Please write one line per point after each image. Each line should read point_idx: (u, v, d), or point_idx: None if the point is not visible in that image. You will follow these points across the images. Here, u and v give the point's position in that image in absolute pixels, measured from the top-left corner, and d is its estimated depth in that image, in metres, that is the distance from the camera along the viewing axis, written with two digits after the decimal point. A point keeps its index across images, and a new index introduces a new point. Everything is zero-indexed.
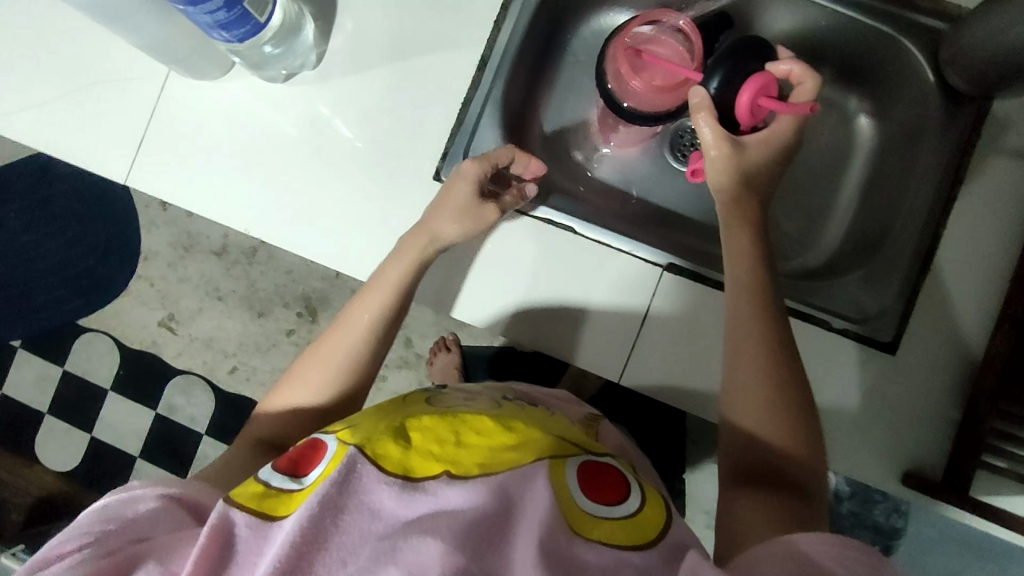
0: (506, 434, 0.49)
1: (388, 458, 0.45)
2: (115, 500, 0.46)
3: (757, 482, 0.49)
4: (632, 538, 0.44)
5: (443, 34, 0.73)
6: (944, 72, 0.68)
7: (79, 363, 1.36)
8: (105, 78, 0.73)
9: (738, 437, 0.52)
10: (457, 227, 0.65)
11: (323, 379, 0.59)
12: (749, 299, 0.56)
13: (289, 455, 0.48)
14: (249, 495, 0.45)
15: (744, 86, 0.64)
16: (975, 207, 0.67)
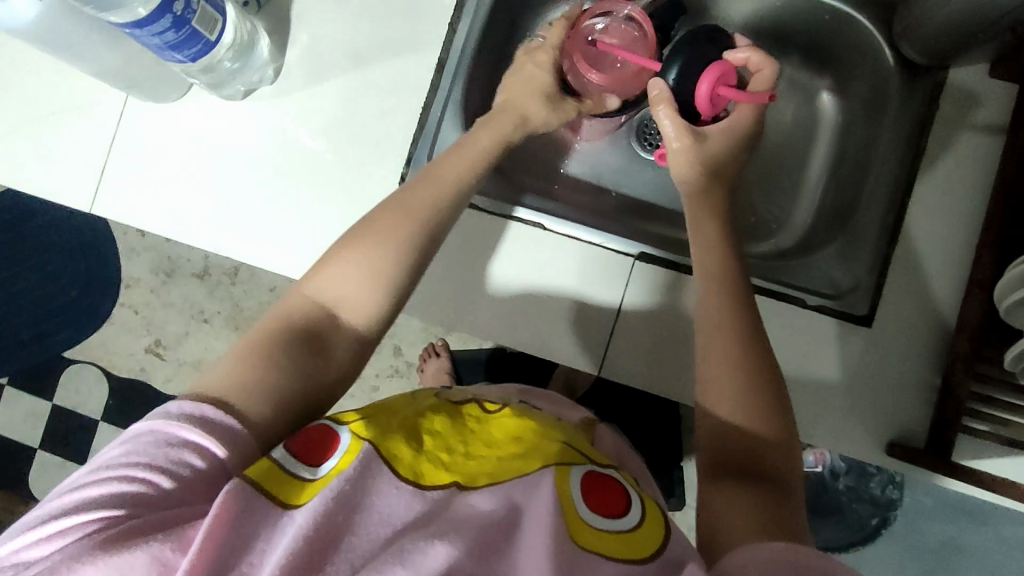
0: (512, 445, 0.52)
1: (402, 459, 0.47)
2: (145, 439, 0.42)
3: (739, 474, 0.49)
4: (643, 551, 0.43)
5: (399, 40, 0.73)
6: (899, 46, 0.68)
7: (68, 396, 1.35)
8: (65, 107, 0.73)
9: (715, 429, 0.52)
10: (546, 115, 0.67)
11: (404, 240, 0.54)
12: (722, 291, 0.56)
13: (302, 433, 0.46)
14: (263, 473, 0.43)
15: (703, 75, 0.65)
16: (940, 175, 0.67)
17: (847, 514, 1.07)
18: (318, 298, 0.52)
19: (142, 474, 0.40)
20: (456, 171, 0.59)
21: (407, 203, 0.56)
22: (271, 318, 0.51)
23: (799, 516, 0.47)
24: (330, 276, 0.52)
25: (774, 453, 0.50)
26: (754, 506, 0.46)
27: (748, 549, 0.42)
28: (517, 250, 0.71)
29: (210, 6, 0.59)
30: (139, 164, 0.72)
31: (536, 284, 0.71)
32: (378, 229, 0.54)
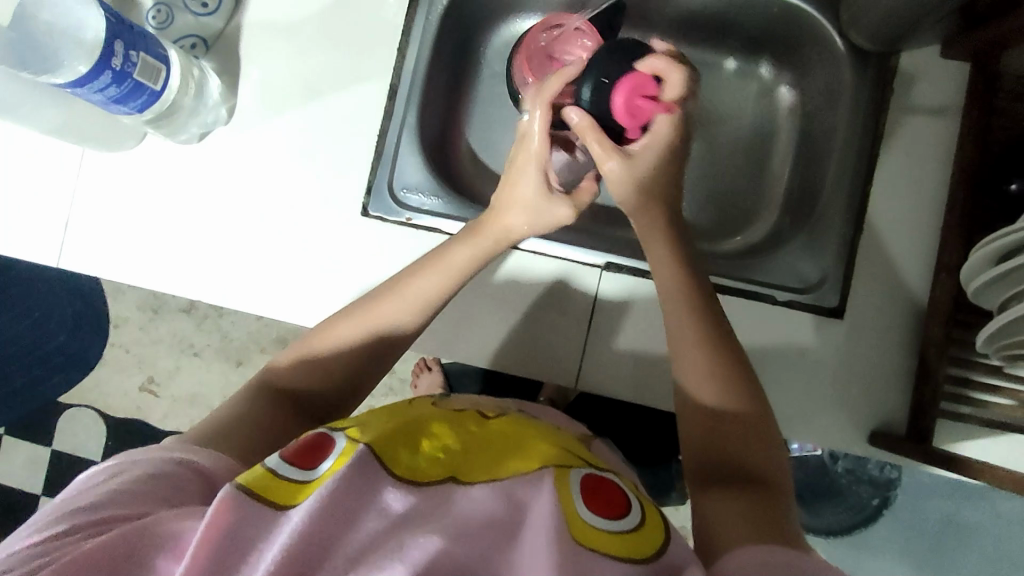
0: (511, 448, 0.51)
1: (398, 459, 0.46)
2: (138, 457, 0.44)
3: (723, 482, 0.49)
4: (644, 551, 0.42)
5: (349, 70, 0.73)
6: (848, 34, 0.68)
7: (67, 440, 1.35)
8: (25, 163, 0.72)
9: (701, 429, 0.52)
10: (540, 219, 0.61)
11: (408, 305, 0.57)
12: (679, 298, 0.56)
13: (297, 442, 0.45)
14: (258, 479, 0.41)
15: (617, 88, 0.60)
16: (899, 160, 0.68)
17: (847, 495, 1.06)
18: (281, 382, 0.55)
19: (133, 479, 0.42)
20: (423, 286, 0.58)
21: (370, 306, 0.57)
22: (234, 398, 0.53)
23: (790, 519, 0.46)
24: (328, 330, 0.57)
25: (756, 459, 0.50)
26: (742, 510, 0.46)
27: (745, 556, 0.41)
28: (493, 270, 0.71)
29: (151, 56, 0.59)
30: (103, 214, 0.72)
31: (507, 301, 0.71)
32: (342, 326, 0.56)
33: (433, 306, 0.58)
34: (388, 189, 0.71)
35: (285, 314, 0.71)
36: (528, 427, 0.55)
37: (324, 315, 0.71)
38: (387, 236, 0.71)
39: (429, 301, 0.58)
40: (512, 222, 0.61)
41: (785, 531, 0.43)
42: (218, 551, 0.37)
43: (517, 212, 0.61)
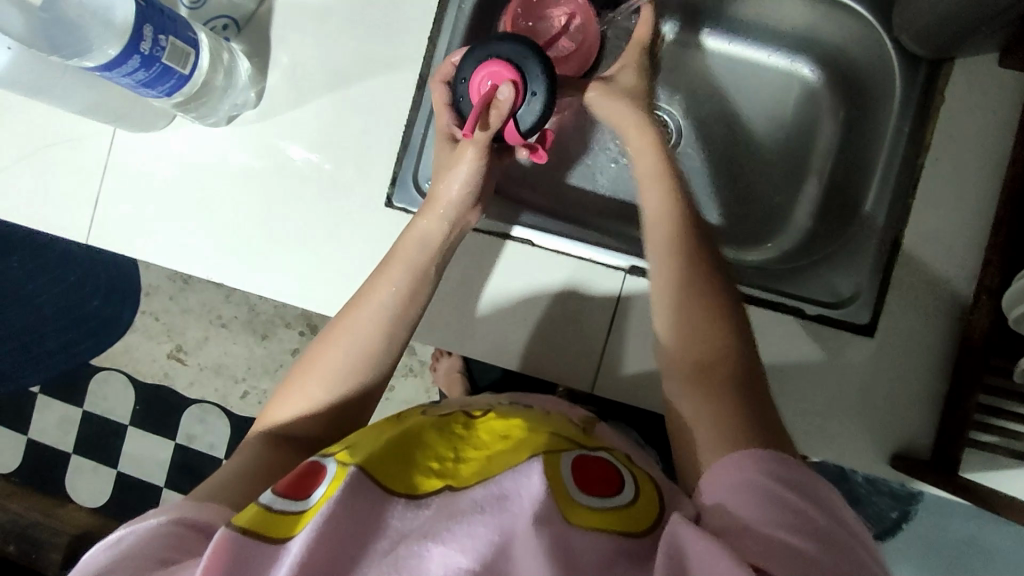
0: (502, 443, 0.50)
1: (390, 476, 0.47)
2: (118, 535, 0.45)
3: (710, 388, 0.50)
4: (639, 525, 0.44)
5: (380, 57, 0.72)
6: (900, 37, 0.66)
7: (97, 402, 1.38)
8: (57, 138, 0.73)
9: (691, 361, 0.52)
10: (467, 176, 0.62)
11: (382, 308, 0.57)
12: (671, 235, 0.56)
13: (290, 473, 0.47)
14: (249, 515, 0.43)
15: (472, 74, 0.60)
16: (945, 173, 0.64)
17: (866, 506, 1.03)
18: (272, 426, 0.55)
19: (119, 556, 0.43)
20: (382, 290, 0.58)
21: (338, 330, 0.57)
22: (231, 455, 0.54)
23: (777, 420, 0.49)
24: (317, 352, 0.57)
25: (738, 368, 0.51)
26: (717, 421, 0.48)
27: (736, 460, 0.45)
28: (510, 267, 0.70)
29: (180, 40, 0.59)
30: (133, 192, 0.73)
31: (525, 298, 0.70)
32: (316, 359, 0.56)
33: (402, 307, 0.58)
34: (414, 180, 0.71)
35: (306, 300, 0.71)
36: (518, 418, 0.54)
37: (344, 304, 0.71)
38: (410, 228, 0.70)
39: (391, 304, 0.57)
40: (444, 193, 0.62)
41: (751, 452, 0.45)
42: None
43: (445, 182, 0.62)
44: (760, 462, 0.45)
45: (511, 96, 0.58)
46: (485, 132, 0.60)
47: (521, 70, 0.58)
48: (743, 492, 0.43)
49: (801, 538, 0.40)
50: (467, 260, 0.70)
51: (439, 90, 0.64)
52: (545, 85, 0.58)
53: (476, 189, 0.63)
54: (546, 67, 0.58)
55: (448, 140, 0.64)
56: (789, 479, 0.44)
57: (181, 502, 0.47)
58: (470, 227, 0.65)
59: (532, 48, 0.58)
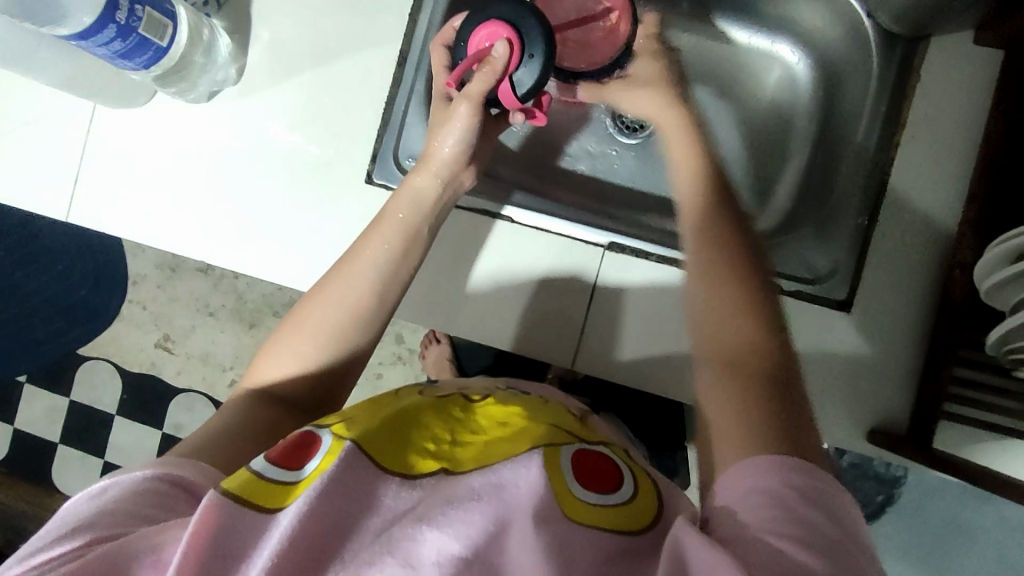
0: (500, 429, 0.50)
1: (386, 454, 0.46)
2: (108, 486, 0.43)
3: (737, 372, 0.44)
4: (634, 523, 0.42)
5: (361, 34, 0.72)
6: (876, 16, 0.65)
7: (84, 391, 1.38)
8: (38, 116, 0.73)
9: (722, 337, 0.46)
10: (461, 135, 0.61)
11: (375, 263, 0.57)
12: (712, 220, 0.50)
13: (283, 442, 0.46)
14: (240, 480, 0.42)
15: (472, 33, 0.60)
16: (921, 150, 0.65)
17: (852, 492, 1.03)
18: (261, 382, 0.55)
19: (105, 510, 0.41)
20: (375, 247, 0.58)
21: (328, 286, 0.56)
22: (216, 412, 0.53)
23: (812, 430, 0.43)
24: (306, 307, 0.56)
25: (774, 354, 0.45)
26: (741, 415, 0.42)
27: (761, 462, 0.39)
28: (493, 246, 0.70)
29: (157, 12, 0.59)
30: (116, 171, 0.73)
31: (509, 277, 0.70)
32: (304, 314, 0.56)
33: (394, 264, 0.58)
34: (394, 157, 0.71)
35: (287, 277, 0.72)
36: (517, 406, 0.54)
37: None
38: None
39: (384, 261, 0.57)
40: (438, 154, 0.62)
41: (783, 458, 0.39)
42: (211, 551, 0.38)
43: (439, 139, 0.62)
44: (786, 466, 0.39)
45: (505, 54, 0.58)
46: (479, 88, 0.59)
47: (519, 30, 0.59)
48: (755, 500, 0.38)
49: (814, 558, 0.35)
50: (451, 242, 0.70)
51: (440, 53, 0.64)
52: (543, 44, 0.58)
53: (470, 149, 0.63)
54: (544, 30, 0.59)
55: (444, 99, 0.63)
56: (814, 485, 0.38)
57: (173, 460, 0.46)
58: (465, 188, 0.65)
59: (531, 10, 0.59)
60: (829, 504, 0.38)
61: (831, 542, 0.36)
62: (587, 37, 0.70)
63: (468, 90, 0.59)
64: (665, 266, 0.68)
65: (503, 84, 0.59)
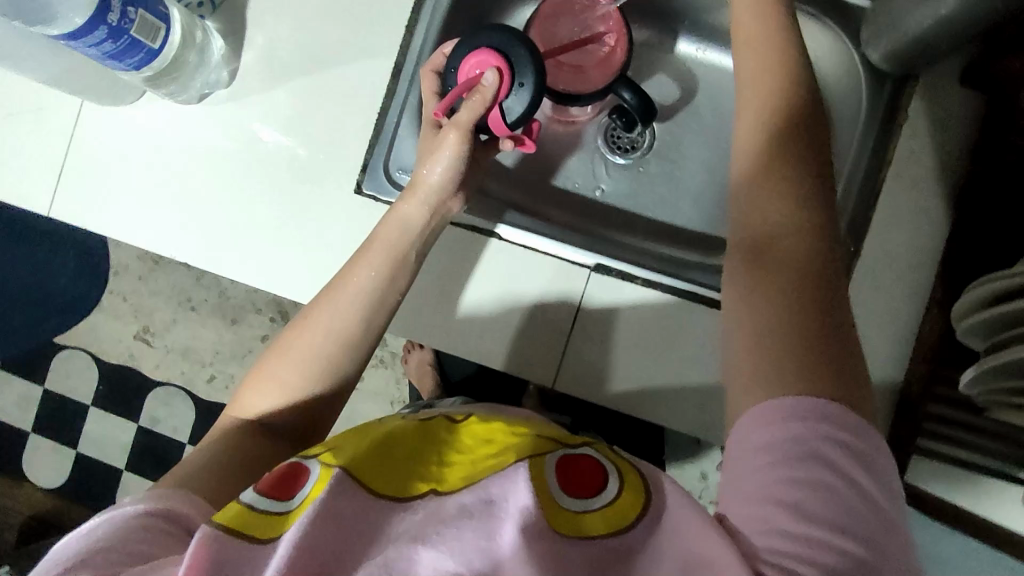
0: (487, 447, 0.48)
1: (376, 479, 0.45)
2: (103, 521, 0.43)
3: (777, 281, 0.46)
4: (619, 521, 0.43)
5: (357, 42, 0.71)
6: (867, 52, 0.67)
7: (60, 381, 1.36)
8: (24, 107, 0.72)
9: (762, 234, 0.48)
10: (449, 164, 0.61)
11: (361, 289, 0.57)
12: (777, 119, 0.51)
13: (271, 472, 0.45)
14: (232, 514, 0.41)
15: (462, 63, 0.61)
16: (905, 186, 0.65)
17: None
18: (248, 416, 0.54)
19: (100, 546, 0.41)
20: (363, 274, 0.57)
21: (315, 312, 0.56)
22: (202, 446, 0.53)
23: (849, 330, 0.45)
24: (291, 337, 0.56)
25: (816, 263, 0.47)
26: (767, 336, 0.44)
27: (771, 409, 0.42)
28: (484, 264, 0.70)
29: (150, 15, 0.59)
30: (102, 167, 0.72)
31: (496, 293, 0.70)
32: (291, 341, 0.55)
33: (382, 291, 0.58)
34: (384, 168, 0.70)
35: (273, 283, 0.71)
36: (500, 421, 0.52)
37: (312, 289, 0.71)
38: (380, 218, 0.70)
39: (372, 287, 0.57)
40: (426, 180, 0.61)
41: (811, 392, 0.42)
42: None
43: (428, 166, 0.61)
44: (791, 416, 0.41)
45: (495, 82, 0.59)
46: (469, 116, 0.59)
47: (509, 60, 0.60)
48: (770, 460, 0.41)
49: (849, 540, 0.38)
50: (440, 256, 0.70)
51: (429, 80, 0.64)
52: (535, 74, 0.60)
53: (459, 177, 0.62)
54: (534, 57, 0.60)
55: (432, 127, 0.64)
56: (821, 434, 0.41)
57: (165, 493, 0.46)
58: (454, 213, 0.65)
59: (520, 38, 0.60)
60: (841, 449, 0.40)
61: (835, 498, 0.39)
62: (583, 63, 0.70)
63: (457, 119, 0.60)
64: (648, 290, 0.69)
65: (494, 112, 0.60)
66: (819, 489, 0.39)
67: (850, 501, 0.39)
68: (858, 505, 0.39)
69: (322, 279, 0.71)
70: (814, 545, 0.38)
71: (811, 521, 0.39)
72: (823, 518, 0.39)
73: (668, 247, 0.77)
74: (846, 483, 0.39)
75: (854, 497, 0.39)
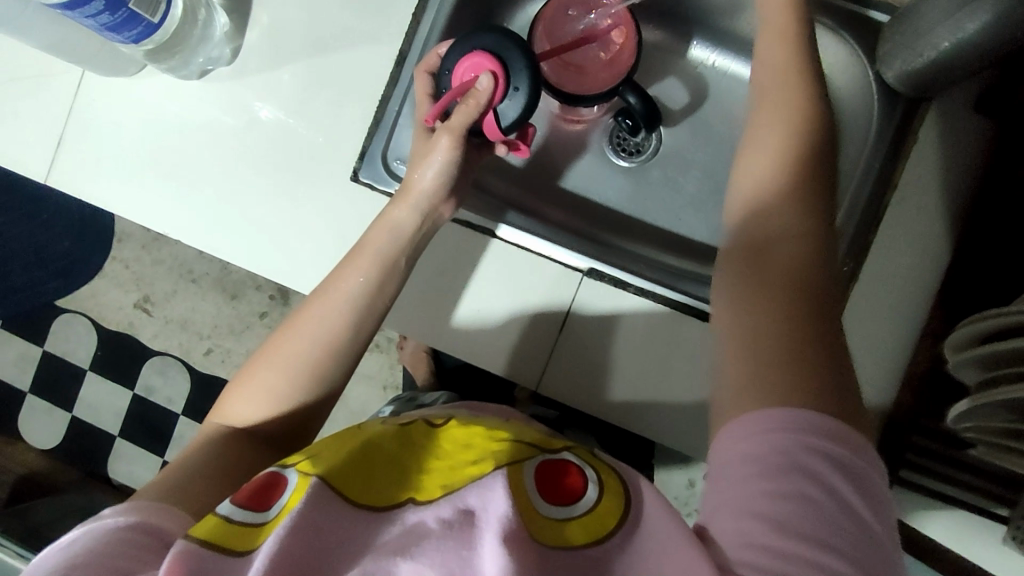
0: (467, 453, 0.47)
1: (353, 486, 0.44)
2: (84, 533, 0.42)
3: (767, 303, 0.44)
4: (593, 534, 0.42)
5: (362, 29, 0.71)
6: (882, 71, 0.65)
7: (58, 343, 1.37)
8: (27, 71, 0.72)
9: (757, 259, 0.47)
10: (441, 168, 0.61)
11: (351, 292, 0.56)
12: (787, 133, 0.49)
13: (249, 483, 0.44)
14: (208, 526, 0.41)
15: (457, 66, 0.60)
16: (909, 212, 0.64)
17: None
18: (234, 423, 0.54)
19: (78, 558, 0.40)
20: (352, 279, 0.57)
21: (301, 319, 0.56)
22: (186, 451, 0.52)
23: (842, 348, 0.43)
24: (278, 342, 0.55)
25: (813, 284, 0.44)
26: (754, 356, 0.42)
27: (753, 422, 0.40)
28: (478, 259, 0.69)
29: None
30: (102, 137, 0.71)
31: (490, 293, 0.69)
32: (277, 346, 0.55)
33: (370, 299, 0.57)
34: (383, 157, 0.70)
35: (266, 265, 0.71)
36: (480, 425, 0.51)
37: (304, 274, 0.70)
38: (374, 207, 0.70)
39: (359, 293, 0.57)
40: (418, 184, 0.60)
41: (794, 413, 0.39)
42: None
43: (420, 170, 0.61)
44: (775, 426, 0.39)
45: (489, 87, 0.59)
46: (462, 122, 0.59)
47: (503, 62, 0.59)
48: (752, 475, 0.39)
49: (838, 559, 0.36)
50: (434, 250, 0.69)
51: (423, 80, 0.63)
52: (529, 77, 0.59)
53: (450, 182, 0.62)
54: (528, 62, 0.59)
55: (426, 129, 0.63)
56: (807, 447, 0.38)
57: (145, 505, 0.45)
58: (443, 220, 0.64)
59: (514, 41, 0.59)
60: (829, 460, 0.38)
61: (819, 513, 0.37)
62: (586, 65, 0.70)
63: (451, 124, 0.59)
64: (642, 299, 0.68)
65: (488, 116, 0.60)
66: (801, 503, 0.37)
67: (832, 515, 0.37)
68: (841, 521, 0.37)
69: (316, 265, 0.70)
70: (796, 563, 0.36)
71: (793, 536, 0.37)
72: (805, 533, 0.37)
73: (669, 256, 0.76)
74: (831, 496, 0.37)
75: (845, 518, 0.37)
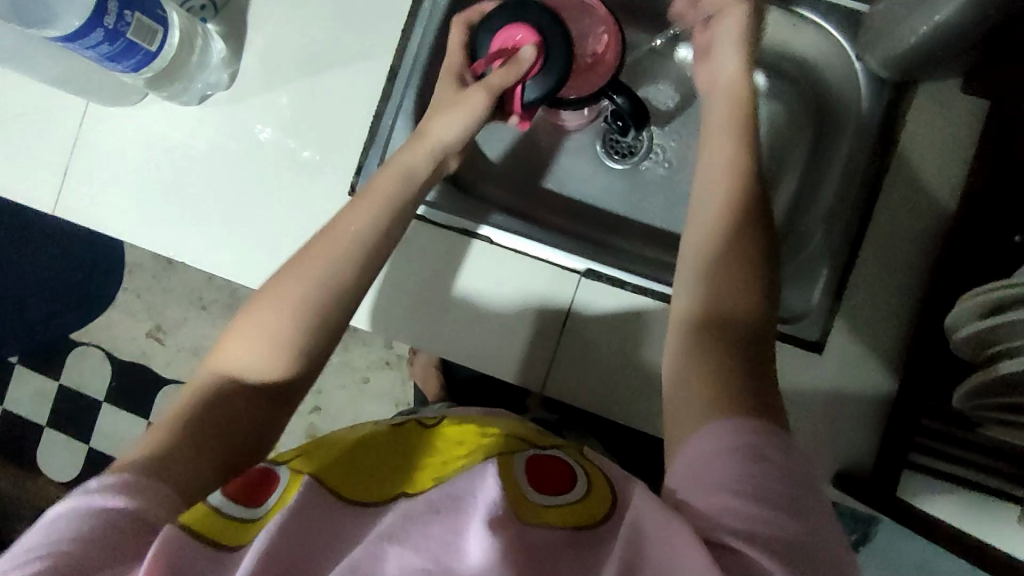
0: (458, 449, 0.48)
1: (346, 485, 0.45)
2: (69, 509, 0.41)
3: (717, 351, 0.48)
4: (581, 518, 0.42)
5: (354, 48, 0.72)
6: (866, 58, 0.66)
7: (74, 376, 1.38)
8: (35, 107, 0.74)
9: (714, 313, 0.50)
10: (463, 125, 0.62)
11: (361, 231, 0.55)
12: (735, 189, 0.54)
13: (241, 477, 0.45)
14: (198, 515, 0.42)
15: (505, 30, 0.63)
16: (897, 197, 0.65)
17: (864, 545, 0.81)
18: (232, 370, 0.51)
19: (64, 545, 0.40)
20: (359, 220, 0.56)
21: (309, 257, 0.54)
22: (181, 403, 0.50)
23: (772, 331, 0.49)
24: (279, 284, 0.53)
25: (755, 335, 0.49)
26: (713, 393, 0.45)
27: (706, 444, 0.43)
28: (473, 262, 0.70)
29: (147, 17, 0.60)
30: (107, 165, 0.73)
31: (492, 297, 0.70)
32: (280, 288, 0.53)
33: (378, 241, 0.56)
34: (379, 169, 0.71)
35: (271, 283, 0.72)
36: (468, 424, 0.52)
37: None
38: None
39: (368, 234, 0.55)
40: (433, 135, 0.61)
41: (736, 434, 0.43)
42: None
43: (439, 120, 0.62)
44: (722, 442, 0.43)
45: (532, 60, 0.62)
46: (498, 83, 0.62)
47: (545, 40, 0.63)
48: (713, 473, 0.42)
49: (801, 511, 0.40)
50: (432, 257, 0.70)
51: (460, 29, 0.65)
52: (569, 63, 0.64)
53: (466, 136, 0.63)
54: (567, 42, 0.63)
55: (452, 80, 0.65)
56: (749, 439, 0.42)
57: (135, 481, 0.43)
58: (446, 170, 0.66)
59: (558, 21, 0.63)
60: (771, 421, 0.44)
61: (769, 492, 0.40)
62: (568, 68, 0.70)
63: (488, 82, 0.62)
64: (640, 296, 0.68)
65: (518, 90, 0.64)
66: (759, 477, 0.41)
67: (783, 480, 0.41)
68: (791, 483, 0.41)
69: None
70: (769, 526, 0.39)
71: (761, 504, 0.40)
72: (769, 500, 0.40)
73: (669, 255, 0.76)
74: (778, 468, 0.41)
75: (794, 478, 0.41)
